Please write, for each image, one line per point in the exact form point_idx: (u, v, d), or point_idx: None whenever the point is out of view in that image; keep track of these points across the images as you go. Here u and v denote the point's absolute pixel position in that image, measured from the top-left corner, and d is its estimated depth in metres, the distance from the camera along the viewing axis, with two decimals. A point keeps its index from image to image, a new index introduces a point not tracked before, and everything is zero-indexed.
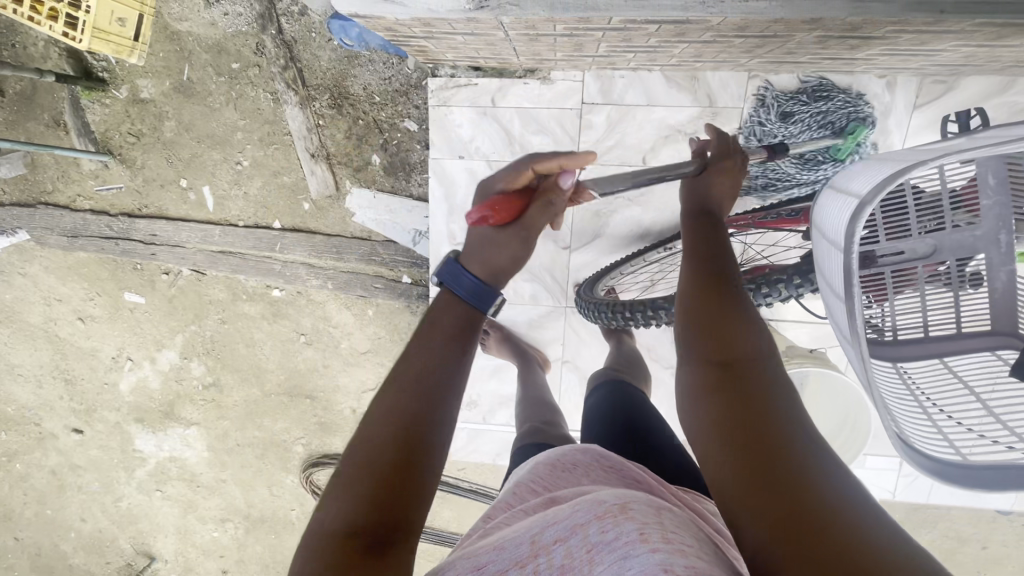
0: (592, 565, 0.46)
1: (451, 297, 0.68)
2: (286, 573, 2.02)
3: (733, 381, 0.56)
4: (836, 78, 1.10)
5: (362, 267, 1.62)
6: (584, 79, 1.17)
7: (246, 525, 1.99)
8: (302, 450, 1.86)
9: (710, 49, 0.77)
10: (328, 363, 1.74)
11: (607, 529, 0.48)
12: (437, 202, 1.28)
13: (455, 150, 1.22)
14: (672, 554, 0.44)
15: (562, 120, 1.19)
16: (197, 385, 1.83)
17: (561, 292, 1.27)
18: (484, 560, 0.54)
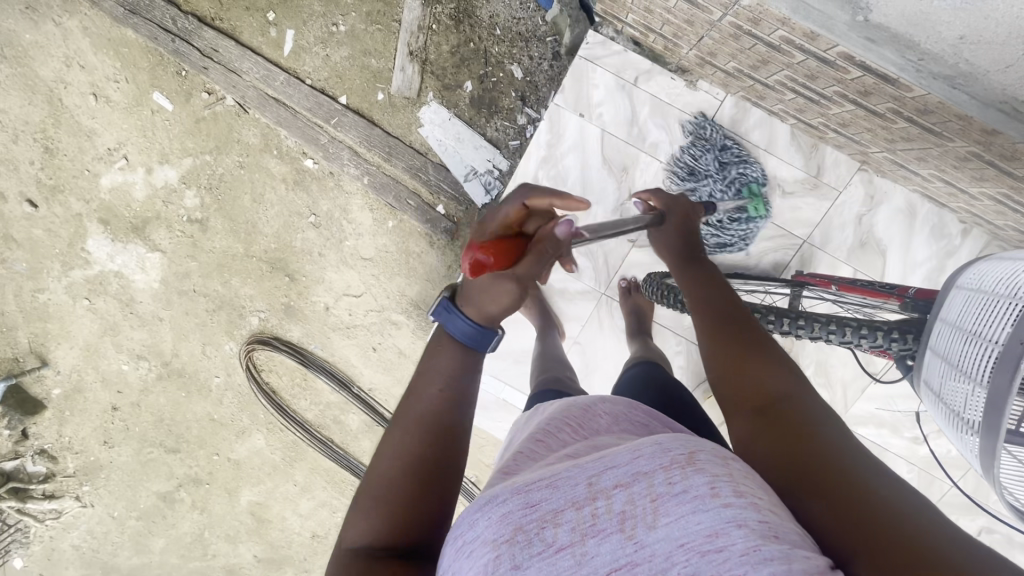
0: (658, 518, 0.41)
1: (449, 348, 0.65)
2: (178, 434, 1.93)
3: (781, 428, 0.54)
4: (925, 206, 1.19)
5: (405, 178, 1.59)
6: (723, 100, 1.23)
7: (160, 371, 1.88)
8: (254, 323, 1.78)
9: (866, 120, 0.92)
10: (325, 253, 1.69)
11: (673, 479, 0.43)
12: (540, 145, 1.32)
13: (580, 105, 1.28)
14: (746, 507, 0.41)
15: (686, 126, 1.25)
16: (181, 215, 1.72)
17: (606, 279, 1.39)
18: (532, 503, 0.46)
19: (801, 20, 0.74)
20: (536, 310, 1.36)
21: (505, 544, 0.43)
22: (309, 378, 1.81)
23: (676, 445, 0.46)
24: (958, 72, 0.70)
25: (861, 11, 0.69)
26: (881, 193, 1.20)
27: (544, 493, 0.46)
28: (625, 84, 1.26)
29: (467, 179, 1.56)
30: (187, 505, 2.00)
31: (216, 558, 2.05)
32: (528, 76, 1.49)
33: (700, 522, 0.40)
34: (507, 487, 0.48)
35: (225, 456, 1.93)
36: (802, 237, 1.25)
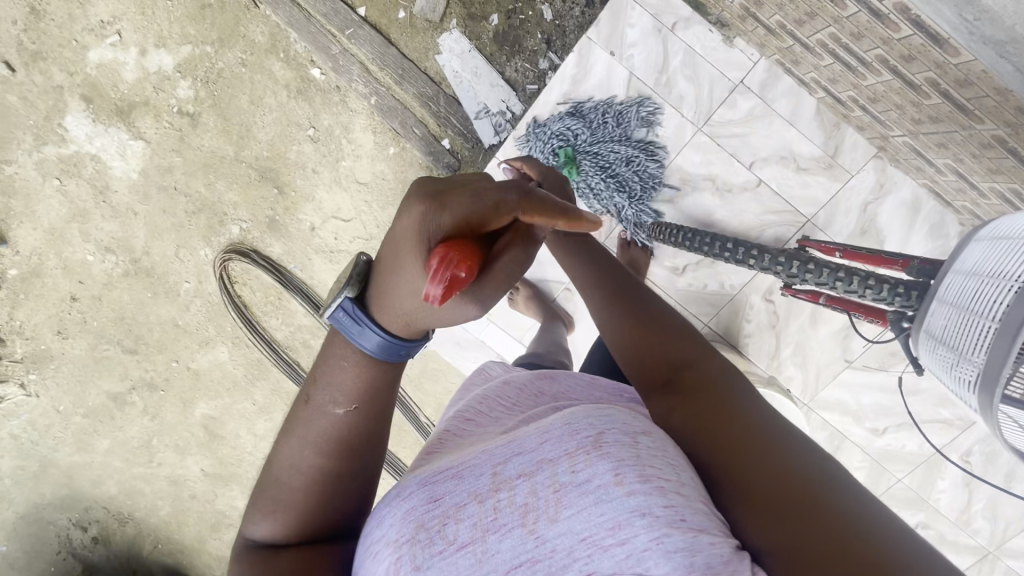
0: (561, 510, 0.47)
1: (359, 363, 0.60)
2: (138, 336, 1.86)
3: (703, 398, 0.55)
4: (929, 205, 1.21)
5: (414, 106, 1.54)
6: (757, 63, 1.22)
7: (127, 268, 1.80)
8: (234, 232, 1.72)
9: (897, 94, 0.93)
10: (318, 170, 1.63)
11: (576, 468, 0.47)
12: (564, 78, 1.29)
13: (612, 43, 1.25)
14: (651, 494, 0.45)
15: (715, 83, 1.24)
16: (172, 106, 1.63)
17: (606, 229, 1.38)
18: (438, 492, 0.52)
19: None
20: (539, 306, 1.40)
21: (410, 540, 0.50)
22: (284, 297, 1.76)
23: (584, 427, 0.49)
24: (1011, 37, 0.65)
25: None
26: (891, 184, 1.21)
27: (451, 492, 0.51)
28: (662, 29, 1.25)
29: (478, 117, 1.52)
30: (138, 410, 1.95)
31: (161, 467, 2.01)
32: (557, 20, 1.44)
33: (603, 513, 0.45)
34: (418, 479, 0.54)
35: (184, 365, 1.88)
36: (807, 216, 1.26)
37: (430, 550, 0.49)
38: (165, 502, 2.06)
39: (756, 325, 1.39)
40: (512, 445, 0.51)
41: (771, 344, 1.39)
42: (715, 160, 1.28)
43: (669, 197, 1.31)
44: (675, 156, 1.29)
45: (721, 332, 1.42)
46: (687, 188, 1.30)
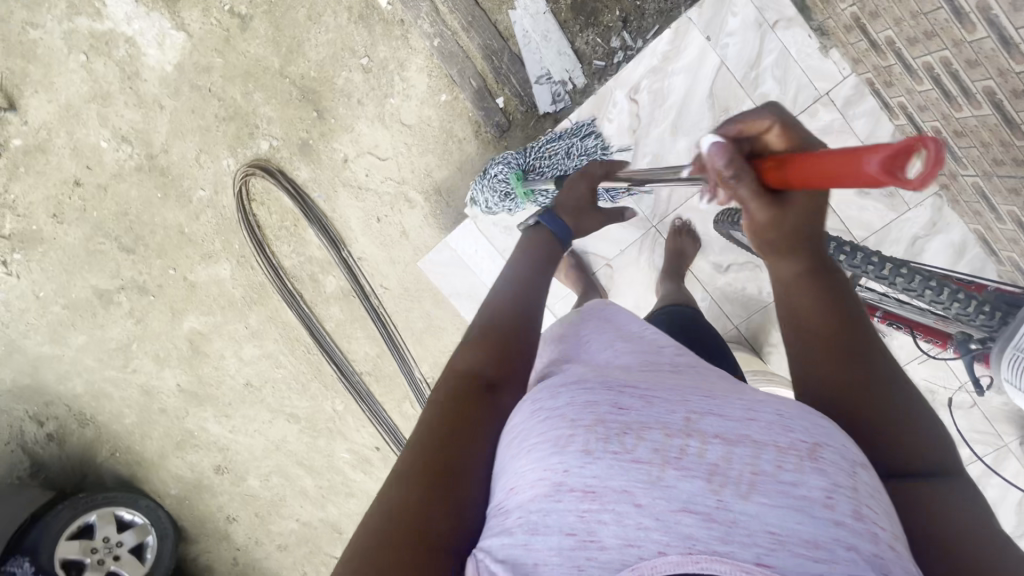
0: (752, 494, 0.45)
1: (539, 242, 0.90)
2: (138, 235, 1.79)
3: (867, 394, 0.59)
4: (972, 252, 1.25)
5: (476, 57, 1.51)
6: (846, 78, 1.24)
7: (141, 163, 1.72)
8: (262, 148, 1.66)
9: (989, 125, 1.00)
10: (362, 101, 1.58)
11: (785, 466, 0.46)
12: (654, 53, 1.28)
13: (712, 28, 1.25)
14: (864, 534, 0.43)
15: (801, 90, 1.25)
16: (225, 4, 1.56)
17: (660, 213, 1.39)
18: (624, 407, 0.51)
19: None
20: (580, 276, 1.36)
21: (581, 429, 0.49)
22: (300, 225, 1.71)
23: (805, 431, 0.48)
24: None
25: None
26: (942, 224, 1.25)
27: (647, 412, 0.51)
28: (763, 24, 1.24)
29: (539, 82, 1.50)
30: (123, 311, 1.87)
31: (135, 374, 1.95)
32: (638, 1, 1.43)
33: (800, 521, 0.43)
34: (602, 387, 0.54)
35: (181, 275, 1.81)
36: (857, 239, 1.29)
37: (608, 449, 0.48)
38: (132, 411, 2.00)
39: (783, 337, 1.41)
40: (723, 407, 0.51)
41: None
42: None
43: None
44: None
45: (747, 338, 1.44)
46: None
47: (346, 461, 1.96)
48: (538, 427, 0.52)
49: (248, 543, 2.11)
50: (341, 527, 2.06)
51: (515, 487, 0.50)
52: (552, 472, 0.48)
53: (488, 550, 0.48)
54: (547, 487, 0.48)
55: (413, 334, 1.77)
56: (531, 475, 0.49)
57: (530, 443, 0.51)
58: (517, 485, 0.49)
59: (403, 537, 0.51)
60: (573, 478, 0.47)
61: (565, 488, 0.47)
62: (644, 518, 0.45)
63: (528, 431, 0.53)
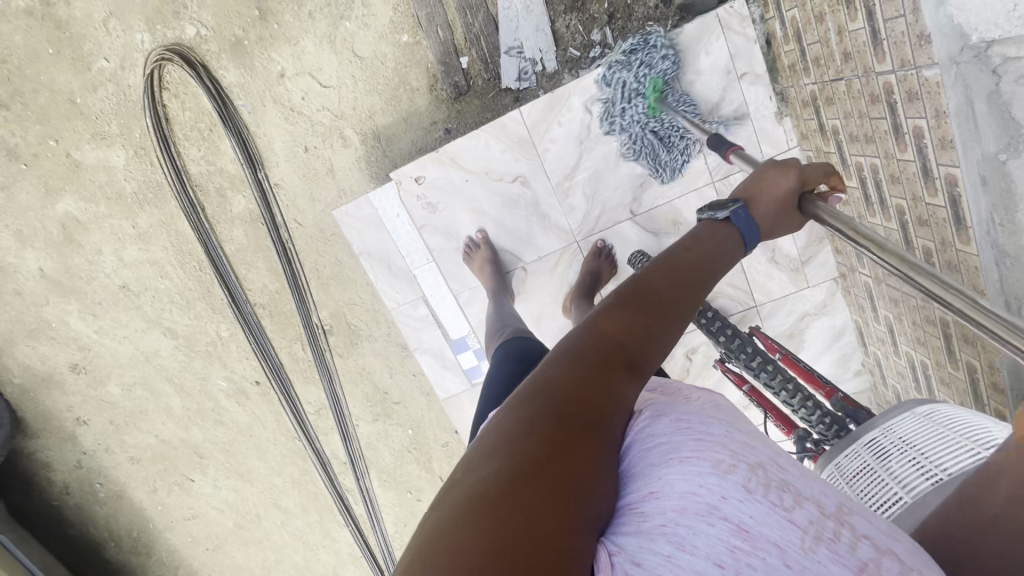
0: None
1: (709, 226, 0.74)
2: (20, 91, 1.53)
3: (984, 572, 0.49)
4: (848, 339, 1.34)
5: (450, 4, 1.38)
6: (790, 148, 1.28)
7: (37, 7, 1.45)
8: (187, 33, 1.45)
9: None
10: (313, 15, 1.41)
11: None
12: (617, 67, 1.25)
13: (680, 60, 1.23)
14: None
15: (746, 148, 1.29)
16: None
17: (586, 229, 1.40)
18: (788, 470, 0.44)
19: (955, 124, 0.61)
20: (493, 271, 1.42)
21: (749, 463, 0.43)
22: (215, 132, 1.53)
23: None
24: None
25: (1009, 150, 0.55)
26: (831, 305, 1.32)
27: (803, 484, 0.44)
28: (730, 73, 1.24)
29: (508, 53, 1.40)
30: None
31: None
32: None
33: None
34: (767, 444, 0.47)
35: (64, 149, 1.58)
36: (755, 302, 1.34)
37: (767, 497, 0.41)
38: None
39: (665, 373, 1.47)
40: (868, 517, 0.45)
41: None
42: None
43: (654, 230, 1.38)
44: (678, 194, 1.35)
45: None
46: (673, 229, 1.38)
47: (222, 389, 1.86)
48: (690, 443, 0.44)
49: (97, 449, 1.98)
50: (203, 452, 1.97)
51: (658, 490, 0.42)
52: (708, 492, 0.40)
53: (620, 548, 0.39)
54: (698, 505, 0.40)
55: (319, 278, 1.67)
56: (683, 488, 0.41)
57: (684, 455, 0.43)
58: (673, 493, 0.41)
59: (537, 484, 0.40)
60: (733, 508, 0.40)
61: (719, 515, 0.39)
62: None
63: (678, 443, 0.45)
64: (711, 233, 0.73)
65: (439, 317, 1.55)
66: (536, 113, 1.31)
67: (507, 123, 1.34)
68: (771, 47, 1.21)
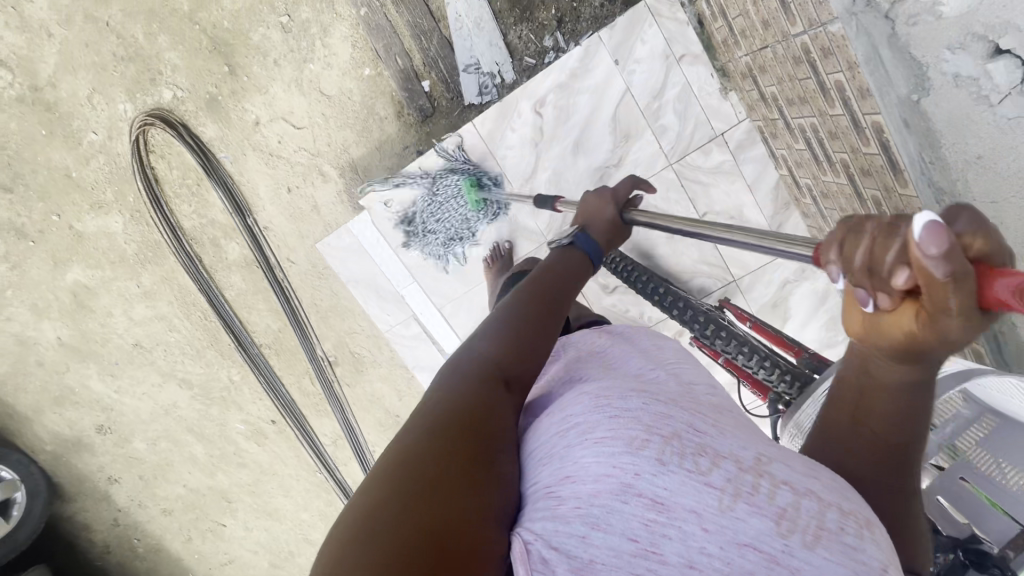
0: (819, 544, 0.40)
1: (563, 252, 0.81)
2: (19, 172, 1.62)
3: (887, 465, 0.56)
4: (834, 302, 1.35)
5: (404, 31, 1.44)
6: (741, 121, 1.32)
7: (25, 93, 1.55)
8: (165, 96, 1.53)
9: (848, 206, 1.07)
10: (278, 62, 1.48)
11: (851, 530, 0.42)
12: (561, 69, 1.30)
13: (619, 52, 1.28)
14: None
15: (698, 127, 1.33)
16: None
17: (556, 228, 1.44)
18: (703, 431, 0.45)
19: (867, 73, 0.80)
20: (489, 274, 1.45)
21: (659, 435, 0.43)
22: (203, 185, 1.61)
23: (861, 512, 0.45)
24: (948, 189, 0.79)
25: (919, 91, 0.77)
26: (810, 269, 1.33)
27: (721, 442, 0.44)
28: (670, 57, 1.29)
29: (466, 71, 1.45)
30: None
31: (9, 323, 1.79)
32: (575, 3, 1.39)
33: None
34: (685, 406, 0.47)
35: (66, 222, 1.67)
36: (733, 276, 1.34)
37: (681, 465, 0.42)
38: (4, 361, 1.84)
39: None
40: (789, 460, 0.46)
41: None
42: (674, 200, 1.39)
43: None
44: (639, 181, 1.38)
45: None
46: None
47: (240, 432, 1.91)
48: (606, 424, 0.45)
49: (130, 505, 2.04)
50: (231, 496, 2.02)
51: (574, 475, 0.43)
52: (620, 471, 0.42)
53: (539, 531, 0.41)
54: (612, 486, 0.42)
55: (317, 311, 1.72)
56: (598, 470, 0.42)
57: (598, 437, 0.44)
58: (585, 477, 0.43)
59: (451, 488, 0.43)
60: (646, 483, 0.41)
61: (632, 493, 0.41)
62: (707, 542, 0.40)
63: (594, 424, 0.45)
64: (570, 259, 0.79)
65: (432, 334, 1.58)
66: (492, 124, 1.36)
67: (463, 137, 1.40)
68: (705, 28, 1.26)
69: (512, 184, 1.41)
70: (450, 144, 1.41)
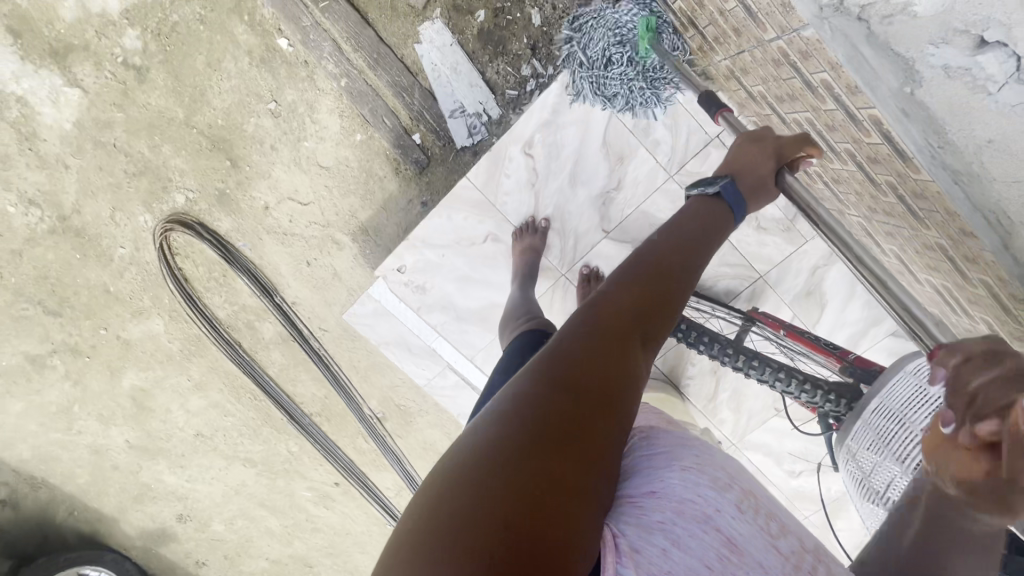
0: None
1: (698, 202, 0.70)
2: (64, 296, 1.73)
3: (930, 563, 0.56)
4: None
5: (386, 92, 1.47)
6: None
7: (54, 223, 1.65)
8: (179, 200, 1.61)
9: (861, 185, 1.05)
10: (276, 147, 1.54)
11: None
12: (543, 105, 1.31)
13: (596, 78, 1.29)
14: None
15: (692, 133, 1.32)
16: (116, 55, 1.48)
17: (569, 261, 1.43)
18: (774, 506, 0.48)
19: (852, 70, 0.74)
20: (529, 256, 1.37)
21: (739, 488, 0.45)
22: (229, 275, 1.68)
23: None
24: (968, 173, 0.71)
25: (909, 82, 0.70)
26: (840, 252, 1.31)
27: (785, 517, 0.48)
28: None
29: (453, 116, 1.47)
30: (59, 375, 1.82)
31: (82, 435, 1.90)
32: (545, 27, 1.40)
33: None
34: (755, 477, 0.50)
35: (114, 333, 1.77)
36: (760, 273, 1.33)
37: (756, 518, 0.44)
38: (84, 471, 1.95)
39: (699, 368, 1.43)
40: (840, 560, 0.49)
41: (711, 385, 1.45)
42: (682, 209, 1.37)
43: (634, 239, 1.40)
44: (644, 199, 1.37)
45: (664, 373, 1.45)
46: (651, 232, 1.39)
47: (308, 498, 1.97)
48: (693, 458, 0.47)
49: None
50: (311, 561, 2.08)
51: (660, 491, 0.44)
52: (703, 500, 0.43)
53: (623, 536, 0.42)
54: (694, 511, 0.42)
55: (358, 372, 1.76)
56: (683, 494, 0.44)
57: (686, 463, 0.46)
58: (670, 497, 0.44)
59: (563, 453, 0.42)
60: (725, 520, 0.42)
61: (712, 524, 0.42)
62: None
63: (682, 453, 0.47)
64: (707, 212, 0.69)
65: (468, 379, 1.59)
66: (486, 173, 1.36)
67: (459, 191, 1.39)
68: None
69: (516, 226, 1.41)
70: (449, 206, 1.39)
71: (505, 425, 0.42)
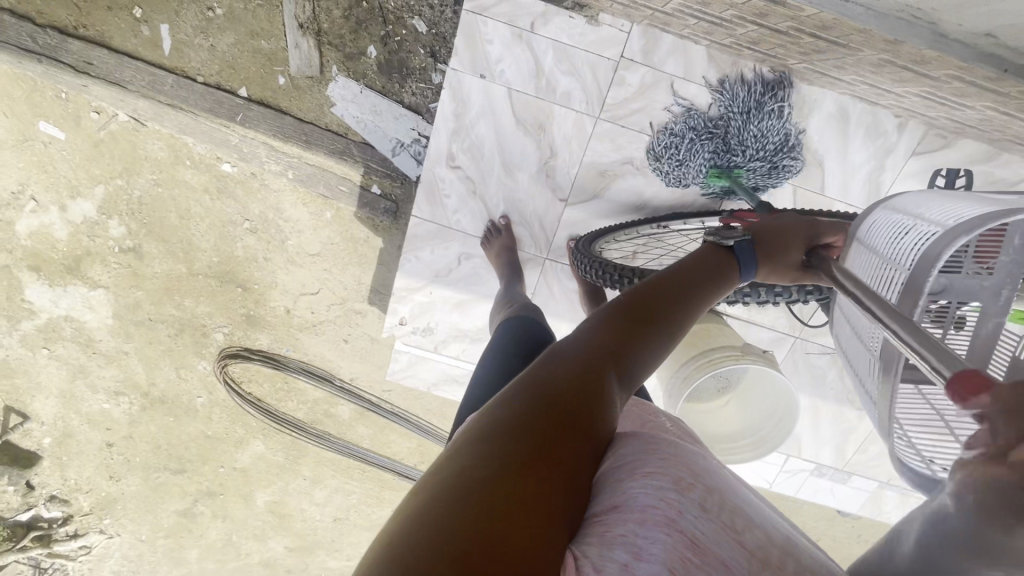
0: None
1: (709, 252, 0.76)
2: (178, 455, 1.96)
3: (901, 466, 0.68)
4: (859, 110, 1.29)
5: (329, 165, 1.50)
6: (630, 31, 1.29)
7: (142, 402, 1.87)
8: (221, 338, 1.75)
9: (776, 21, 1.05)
10: (269, 257, 1.63)
11: None
12: (444, 116, 1.35)
13: (479, 67, 1.32)
14: None
15: (597, 66, 1.30)
16: (112, 246, 1.63)
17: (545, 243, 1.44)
18: (741, 505, 0.46)
19: None
20: (505, 256, 1.36)
21: (703, 490, 0.44)
22: (290, 381, 1.82)
23: None
24: None
25: None
26: (812, 100, 1.29)
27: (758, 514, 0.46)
28: (521, 33, 1.29)
29: (396, 153, 1.48)
30: (209, 517, 2.07)
31: (251, 555, 2.14)
32: (434, 30, 1.38)
33: None
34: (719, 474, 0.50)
35: (231, 467, 1.97)
36: None
37: (720, 516, 0.43)
38: None
39: None
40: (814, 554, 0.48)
41: None
42: (626, 142, 1.35)
43: (593, 193, 1.40)
44: (583, 151, 1.37)
45: None
46: (607, 178, 1.38)
47: None
48: (657, 462, 0.46)
49: None
50: None
51: (622, 501, 0.44)
52: (668, 504, 0.42)
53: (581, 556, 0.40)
54: (658, 516, 0.41)
55: (434, 413, 1.84)
56: (644, 502, 0.42)
57: (651, 471, 0.45)
58: (632, 510, 0.42)
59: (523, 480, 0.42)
60: (689, 522, 0.41)
61: (676, 527, 0.40)
62: None
63: (648, 462, 0.47)
64: (718, 262, 0.75)
65: None
66: (429, 201, 1.41)
67: (415, 230, 1.44)
68: None
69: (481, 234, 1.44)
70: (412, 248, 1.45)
71: (525, 410, 0.49)
